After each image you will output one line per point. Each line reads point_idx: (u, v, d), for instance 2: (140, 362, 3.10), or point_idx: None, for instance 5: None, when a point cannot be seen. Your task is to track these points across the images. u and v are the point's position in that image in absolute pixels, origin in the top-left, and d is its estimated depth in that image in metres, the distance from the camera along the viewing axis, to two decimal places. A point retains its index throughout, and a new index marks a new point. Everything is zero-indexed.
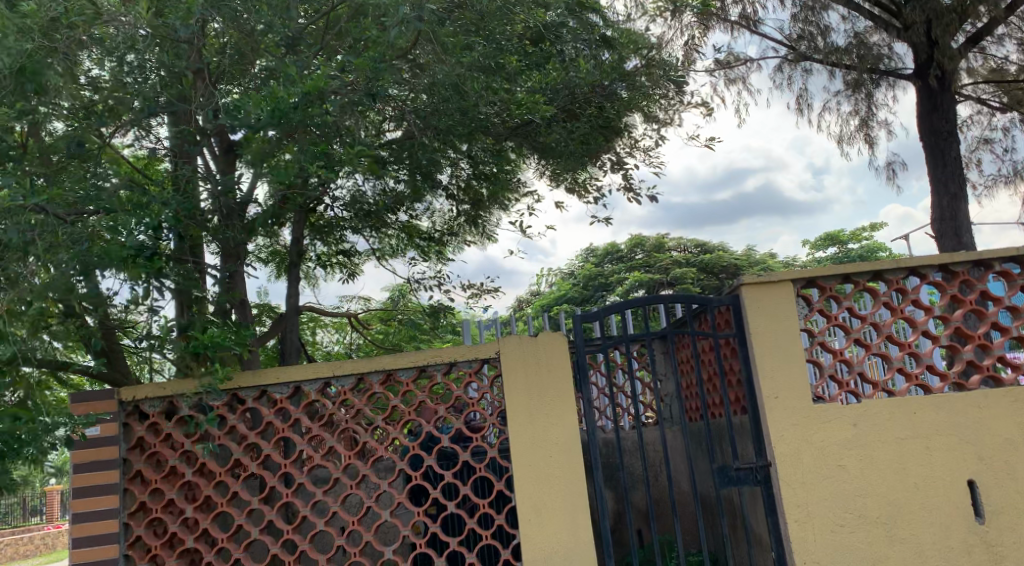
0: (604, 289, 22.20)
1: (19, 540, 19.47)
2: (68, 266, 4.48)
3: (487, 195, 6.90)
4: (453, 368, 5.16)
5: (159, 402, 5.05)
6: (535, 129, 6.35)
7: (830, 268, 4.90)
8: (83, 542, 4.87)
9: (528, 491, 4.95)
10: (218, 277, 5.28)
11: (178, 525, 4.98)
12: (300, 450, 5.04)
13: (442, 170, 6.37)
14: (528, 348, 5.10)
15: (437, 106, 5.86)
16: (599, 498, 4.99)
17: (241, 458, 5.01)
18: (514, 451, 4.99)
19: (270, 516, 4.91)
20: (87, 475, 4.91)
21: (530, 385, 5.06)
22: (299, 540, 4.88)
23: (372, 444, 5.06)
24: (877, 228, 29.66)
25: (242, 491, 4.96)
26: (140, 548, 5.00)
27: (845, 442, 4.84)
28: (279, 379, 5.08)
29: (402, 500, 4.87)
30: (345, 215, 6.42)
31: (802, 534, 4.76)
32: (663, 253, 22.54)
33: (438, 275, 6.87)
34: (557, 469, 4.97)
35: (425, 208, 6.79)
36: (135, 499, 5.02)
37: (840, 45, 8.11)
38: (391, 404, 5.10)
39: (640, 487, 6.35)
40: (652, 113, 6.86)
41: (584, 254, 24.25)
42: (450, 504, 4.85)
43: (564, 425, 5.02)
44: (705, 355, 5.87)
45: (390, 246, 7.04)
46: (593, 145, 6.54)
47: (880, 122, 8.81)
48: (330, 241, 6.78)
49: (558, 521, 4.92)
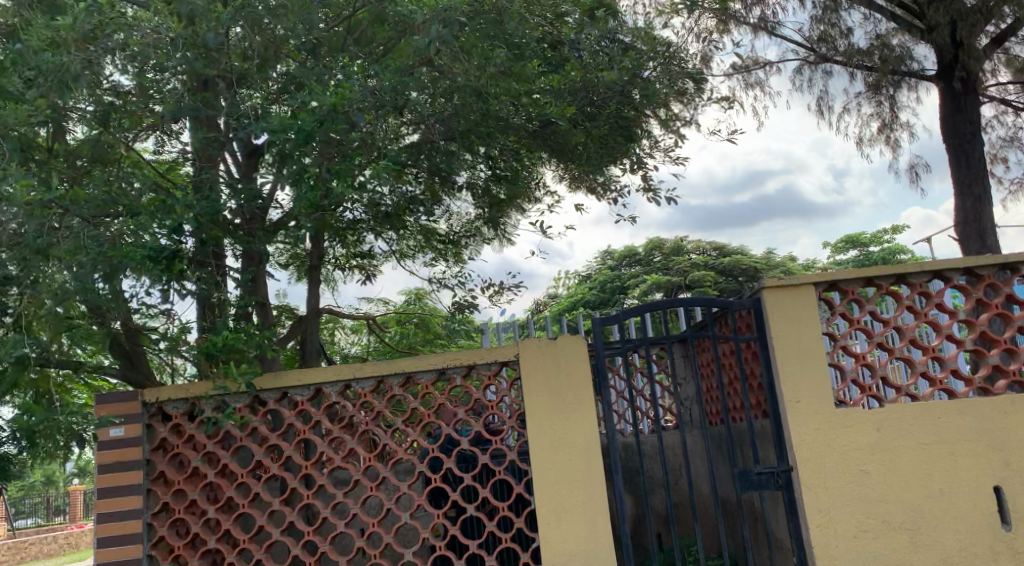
0: (621, 293, 22.15)
1: (42, 540, 19.69)
2: (93, 269, 4.53)
3: (506, 198, 6.83)
4: (472, 371, 5.17)
5: (182, 402, 5.12)
6: (555, 130, 6.32)
7: (852, 272, 4.86)
8: (107, 542, 4.92)
9: (547, 494, 4.94)
10: (237, 279, 5.32)
11: (201, 526, 5.02)
12: (320, 451, 5.07)
13: (459, 173, 6.40)
14: (547, 351, 5.10)
15: (455, 110, 5.84)
16: (619, 502, 4.97)
17: (262, 459, 5.04)
18: (533, 454, 4.99)
19: (291, 517, 4.93)
20: (111, 476, 4.96)
21: (550, 388, 5.06)
22: (320, 541, 4.90)
23: (391, 446, 5.08)
24: (898, 230, 29.35)
25: (263, 492, 4.99)
26: (163, 548, 5.04)
27: (868, 446, 4.80)
28: (300, 381, 5.10)
29: (422, 503, 4.87)
30: (364, 218, 6.40)
31: (824, 539, 4.71)
32: (682, 256, 22.44)
33: (458, 276, 6.87)
34: (576, 473, 4.96)
35: (443, 210, 6.80)
36: (158, 499, 5.06)
37: (863, 47, 8.02)
38: (410, 407, 5.11)
39: (659, 491, 6.32)
40: (671, 115, 6.84)
41: (602, 257, 24.20)
42: (469, 506, 4.86)
43: (583, 428, 5.01)
44: (726, 359, 5.85)
45: (408, 247, 7.11)
46: (612, 144, 6.54)
47: (902, 124, 8.73)
48: (348, 244, 6.85)
49: (578, 525, 4.91)
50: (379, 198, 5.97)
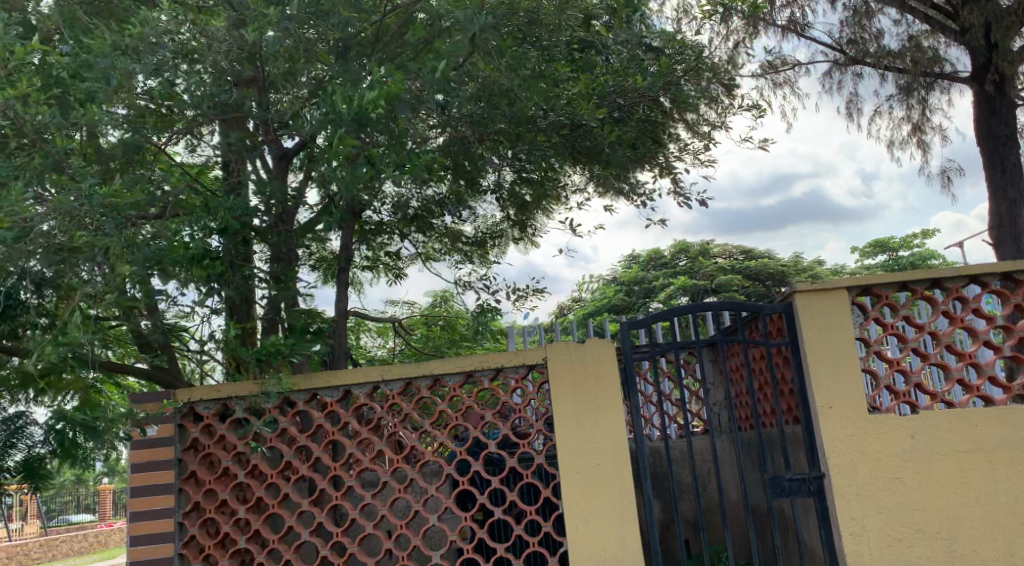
0: (647, 296, 22.07)
1: (73, 537, 20.02)
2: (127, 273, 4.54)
3: (531, 199, 6.88)
4: (500, 374, 5.16)
5: (214, 403, 5.17)
6: (582, 132, 6.22)
7: (886, 276, 4.79)
8: (140, 540, 4.97)
9: (576, 498, 4.92)
10: (266, 279, 5.41)
11: (231, 525, 5.06)
12: (349, 453, 5.09)
13: (485, 175, 6.39)
14: (576, 355, 5.08)
15: (485, 112, 5.92)
16: (648, 507, 4.93)
17: (292, 460, 5.07)
18: (562, 457, 4.96)
19: (320, 519, 4.95)
20: (144, 475, 5.02)
21: (579, 393, 5.04)
22: (348, 542, 4.91)
23: (419, 448, 5.09)
24: (929, 234, 28.94)
25: (293, 492, 5.02)
26: (194, 547, 5.08)
27: (903, 454, 4.72)
28: (330, 382, 5.13)
29: (450, 505, 4.87)
30: (390, 218, 6.53)
31: (857, 547, 4.65)
32: (708, 260, 22.31)
33: (485, 277, 6.88)
34: (605, 478, 4.93)
35: (470, 212, 6.81)
36: (190, 498, 5.11)
37: (893, 49, 7.95)
38: (439, 409, 5.12)
39: (688, 497, 6.27)
40: (698, 118, 6.81)
41: (628, 260, 24.12)
42: (497, 509, 4.84)
43: (612, 433, 4.98)
44: (756, 363, 5.79)
45: (434, 249, 7.11)
46: (641, 150, 6.54)
47: (934, 126, 8.61)
48: (374, 246, 6.88)
49: (607, 529, 4.88)
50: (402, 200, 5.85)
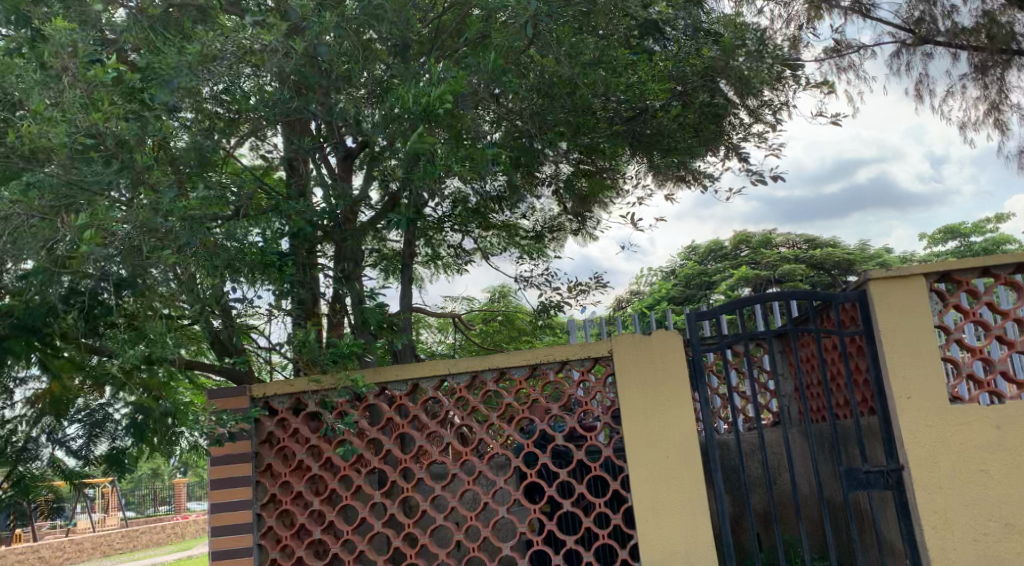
0: (707, 288, 21.79)
1: (150, 529, 20.78)
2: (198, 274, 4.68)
3: (589, 191, 6.84)
4: (566, 366, 5.15)
5: (287, 398, 5.29)
6: (649, 116, 6.19)
7: (965, 261, 4.62)
8: (221, 531, 5.13)
9: (645, 491, 4.88)
10: (331, 277, 5.53)
11: (306, 517, 5.18)
12: (419, 445, 5.15)
13: (543, 167, 6.37)
14: (642, 347, 5.04)
15: (546, 104, 5.91)
16: (720, 500, 4.87)
17: (363, 452, 5.16)
18: (630, 450, 4.94)
19: (391, 510, 5.03)
20: (224, 467, 5.18)
21: (646, 385, 5.00)
22: (419, 534, 4.98)
23: (487, 441, 5.11)
24: (1003, 218, 27.84)
25: (364, 484, 5.11)
26: (271, 537, 5.22)
27: (987, 445, 4.56)
28: (397, 376, 5.20)
29: (519, 498, 4.88)
30: (447, 213, 6.45)
31: (940, 542, 4.50)
32: (770, 250, 21.91)
33: (545, 272, 6.88)
34: (675, 470, 4.89)
35: (528, 206, 6.83)
36: (266, 490, 5.25)
37: (965, 26, 7.72)
38: (505, 402, 5.14)
39: (759, 490, 6.17)
40: (762, 103, 6.68)
41: (687, 252, 23.84)
42: (566, 502, 4.84)
43: (681, 424, 4.93)
44: (828, 354, 5.66)
45: (492, 245, 7.08)
46: (705, 133, 6.47)
47: (1011, 106, 8.27)
48: (433, 242, 6.94)
49: (677, 522, 4.84)
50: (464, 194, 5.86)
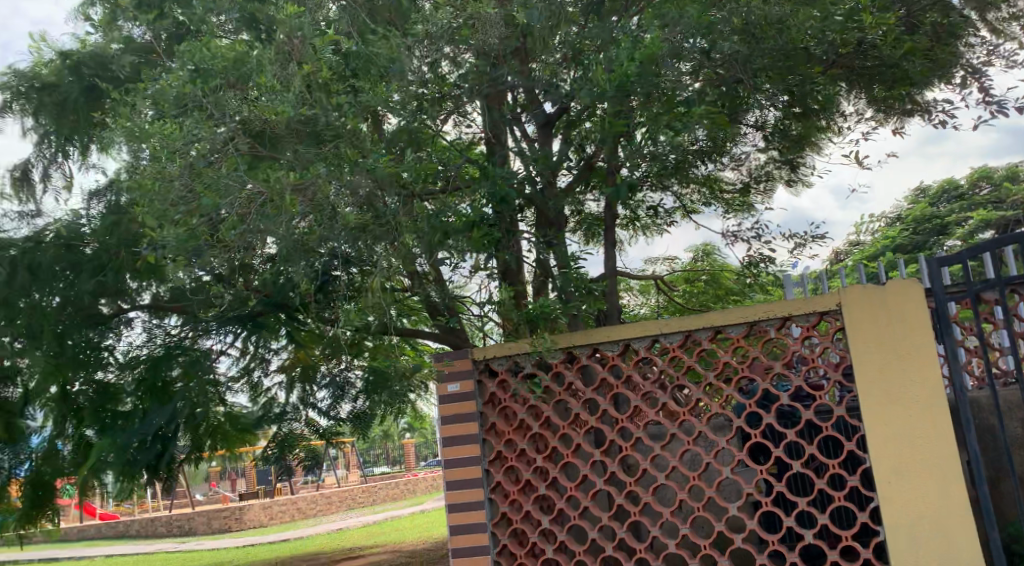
0: (940, 232, 19.84)
1: (387, 484, 22.60)
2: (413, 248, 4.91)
3: (802, 136, 6.37)
4: (787, 323, 4.87)
5: (504, 359, 5.46)
6: (868, 47, 5.67)
7: None
8: (454, 485, 5.45)
9: (887, 453, 4.55)
10: (533, 241, 5.58)
11: (531, 473, 5.36)
12: (635, 405, 5.12)
13: (750, 113, 5.99)
14: (876, 299, 4.65)
15: (742, 53, 5.45)
16: (975, 461, 4.43)
17: (580, 412, 5.23)
18: (867, 409, 4.60)
19: (611, 469, 5.06)
20: (452, 425, 5.49)
21: (882, 338, 4.62)
22: (641, 492, 4.98)
23: (705, 400, 4.98)
24: None
25: (584, 443, 5.18)
26: (500, 492, 5.46)
27: None
28: (610, 337, 5.18)
29: (743, 458, 4.72)
30: (643, 172, 5.83)
31: None
32: (1017, 185, 19.47)
33: (755, 226, 6.56)
34: (923, 430, 4.51)
35: (732, 158, 6.51)
36: (492, 447, 5.48)
37: None
38: (721, 361, 4.96)
39: (1020, 450, 5.53)
40: (1004, 18, 6.00)
41: (915, 194, 21.80)
42: (794, 462, 4.62)
43: (925, 380, 4.53)
44: None
45: (695, 200, 6.89)
46: (935, 60, 5.79)
47: None
48: (635, 203, 6.80)
49: (926, 484, 4.47)
50: (662, 155, 5.36)
